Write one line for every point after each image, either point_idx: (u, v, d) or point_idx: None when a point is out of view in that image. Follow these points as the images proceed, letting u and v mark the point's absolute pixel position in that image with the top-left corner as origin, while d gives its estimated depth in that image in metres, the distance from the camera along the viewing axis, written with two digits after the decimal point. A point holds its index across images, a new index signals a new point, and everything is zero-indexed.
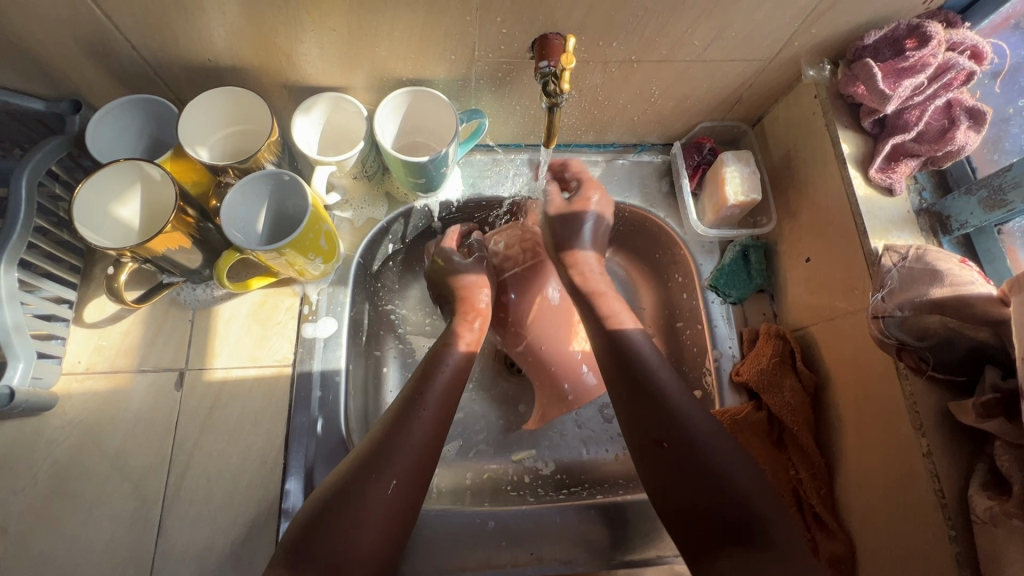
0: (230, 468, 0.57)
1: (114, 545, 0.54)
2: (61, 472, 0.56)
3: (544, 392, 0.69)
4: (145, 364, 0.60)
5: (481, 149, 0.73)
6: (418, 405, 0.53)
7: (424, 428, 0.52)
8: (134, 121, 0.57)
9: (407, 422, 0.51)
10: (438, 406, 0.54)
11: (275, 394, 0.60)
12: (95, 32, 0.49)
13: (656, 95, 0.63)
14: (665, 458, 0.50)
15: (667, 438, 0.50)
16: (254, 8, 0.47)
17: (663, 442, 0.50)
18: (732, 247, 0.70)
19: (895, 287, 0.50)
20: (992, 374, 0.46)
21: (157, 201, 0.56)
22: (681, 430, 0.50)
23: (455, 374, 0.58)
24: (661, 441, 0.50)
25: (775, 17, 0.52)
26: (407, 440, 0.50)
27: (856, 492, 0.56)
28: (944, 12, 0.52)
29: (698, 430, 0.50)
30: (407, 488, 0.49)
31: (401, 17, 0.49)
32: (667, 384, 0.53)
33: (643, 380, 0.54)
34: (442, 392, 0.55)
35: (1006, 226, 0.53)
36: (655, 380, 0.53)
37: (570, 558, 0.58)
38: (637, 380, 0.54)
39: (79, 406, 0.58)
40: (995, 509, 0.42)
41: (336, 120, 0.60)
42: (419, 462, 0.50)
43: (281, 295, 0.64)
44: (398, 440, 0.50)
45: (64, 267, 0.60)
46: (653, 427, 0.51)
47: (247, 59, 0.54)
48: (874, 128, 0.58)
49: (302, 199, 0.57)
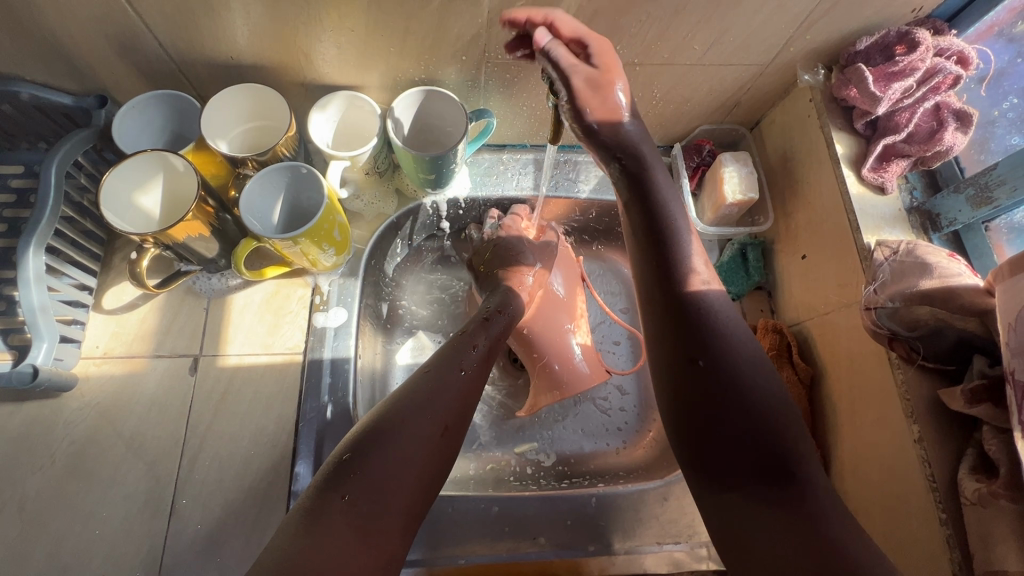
0: (242, 450, 0.59)
1: (129, 523, 0.55)
2: (78, 451, 0.57)
3: (536, 380, 0.68)
4: (161, 350, 0.62)
5: (488, 149, 0.75)
6: (452, 375, 0.52)
7: (460, 396, 0.51)
8: (157, 116, 0.60)
9: (444, 389, 0.51)
10: (476, 377, 0.54)
11: (285, 381, 0.62)
12: (126, 30, 0.52)
13: (658, 97, 0.66)
14: (697, 380, 0.44)
15: (704, 356, 0.44)
16: (277, 8, 0.50)
17: (697, 361, 0.44)
18: (731, 246, 0.73)
19: (887, 280, 0.52)
20: (980, 362, 0.47)
21: (179, 191, 0.58)
22: (724, 349, 0.44)
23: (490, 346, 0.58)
24: (695, 360, 0.44)
25: (772, 22, 0.55)
26: (425, 404, 0.49)
27: (851, 482, 0.57)
28: (931, 21, 0.55)
29: (742, 349, 0.44)
30: (447, 447, 0.48)
31: (416, 20, 0.52)
32: (715, 304, 0.46)
33: (686, 296, 0.46)
34: (478, 364, 0.55)
35: (993, 223, 0.55)
36: (700, 297, 0.47)
37: (572, 544, 0.60)
38: (688, 315, 0.46)
39: (97, 389, 0.60)
40: (983, 490, 0.44)
41: (350, 118, 0.63)
42: (455, 432, 0.50)
43: (293, 286, 0.66)
44: (435, 405, 0.49)
45: (86, 255, 0.63)
46: (691, 345, 0.45)
47: (267, 57, 0.57)
48: (866, 130, 0.61)
49: (318, 190, 0.59)
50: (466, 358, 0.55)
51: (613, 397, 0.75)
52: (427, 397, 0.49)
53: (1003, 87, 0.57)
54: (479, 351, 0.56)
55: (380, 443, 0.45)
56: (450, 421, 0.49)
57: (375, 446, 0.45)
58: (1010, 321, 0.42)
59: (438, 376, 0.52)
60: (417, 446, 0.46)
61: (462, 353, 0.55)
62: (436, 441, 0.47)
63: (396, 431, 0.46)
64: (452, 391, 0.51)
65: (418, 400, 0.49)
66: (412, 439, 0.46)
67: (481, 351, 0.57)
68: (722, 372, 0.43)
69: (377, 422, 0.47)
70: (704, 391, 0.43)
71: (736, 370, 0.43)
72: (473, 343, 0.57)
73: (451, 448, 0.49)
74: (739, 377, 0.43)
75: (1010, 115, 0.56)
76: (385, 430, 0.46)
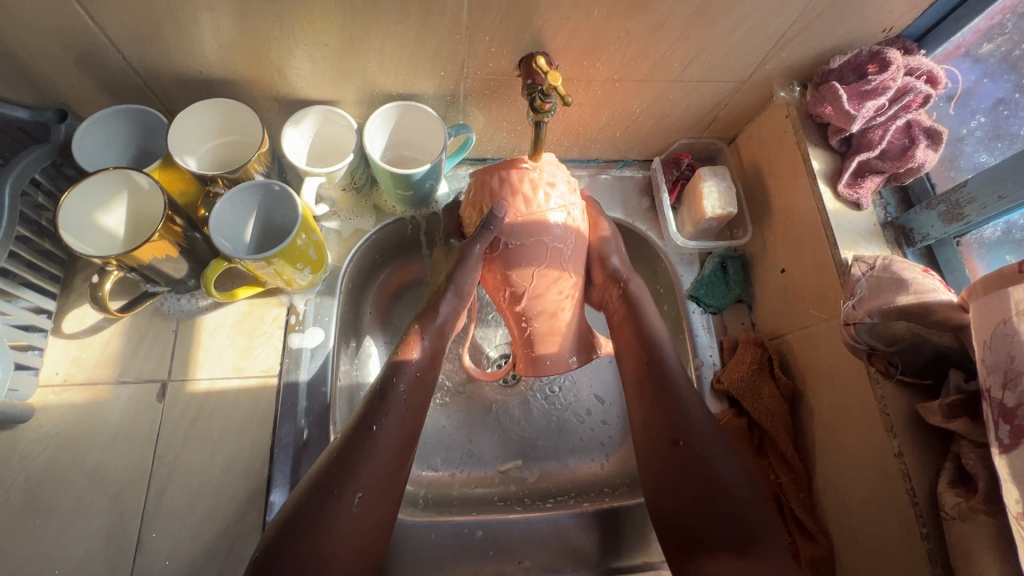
0: (213, 479, 0.56)
1: (90, 561, 0.52)
2: (35, 486, 0.54)
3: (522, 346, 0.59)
4: (126, 375, 0.59)
5: (467, 163, 0.75)
6: (364, 430, 0.49)
7: (390, 448, 0.50)
8: (121, 131, 0.57)
9: (366, 451, 0.48)
10: (415, 398, 0.54)
11: (260, 405, 0.59)
12: (87, 43, 0.49)
13: (637, 113, 0.66)
14: (678, 455, 0.51)
15: (683, 437, 0.51)
16: (246, 21, 0.48)
17: (678, 442, 0.51)
18: (711, 258, 0.72)
19: (865, 295, 0.52)
20: (956, 376, 0.48)
21: (145, 210, 0.56)
22: (687, 421, 0.52)
23: (419, 371, 0.55)
24: (677, 441, 0.51)
25: (748, 40, 0.55)
26: (355, 469, 0.47)
27: (833, 496, 0.57)
28: (901, 40, 0.57)
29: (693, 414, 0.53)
30: (373, 512, 0.47)
31: (392, 35, 0.51)
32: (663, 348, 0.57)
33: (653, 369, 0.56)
34: (399, 416, 0.51)
35: (964, 238, 0.56)
36: (674, 392, 0.54)
37: (558, 566, 0.59)
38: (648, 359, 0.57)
39: (56, 418, 0.57)
40: (962, 505, 0.45)
41: (326, 133, 0.62)
42: (376, 492, 0.48)
43: (268, 306, 0.64)
44: (356, 476, 0.47)
45: (43, 277, 0.60)
46: (674, 425, 0.52)
47: (237, 70, 0.55)
48: (841, 146, 0.62)
49: (292, 208, 0.57)
50: (392, 405, 0.52)
51: (593, 410, 0.74)
52: (351, 465, 0.47)
53: (970, 105, 0.58)
54: (405, 391, 0.53)
55: (308, 536, 0.44)
56: (375, 485, 0.48)
57: (295, 533, 0.44)
58: (984, 338, 0.43)
59: (361, 434, 0.49)
60: (352, 528, 0.46)
61: (385, 401, 0.52)
62: (352, 538, 0.46)
63: (323, 524, 0.44)
64: (381, 452, 0.49)
65: (336, 470, 0.47)
66: (339, 519, 0.45)
67: (422, 356, 0.56)
68: (694, 458, 0.50)
69: (296, 509, 0.45)
70: (685, 480, 0.50)
71: (731, 491, 0.48)
72: (398, 382, 0.53)
73: (378, 506, 0.48)
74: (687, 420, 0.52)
75: (978, 133, 0.58)
76: (310, 511, 0.45)
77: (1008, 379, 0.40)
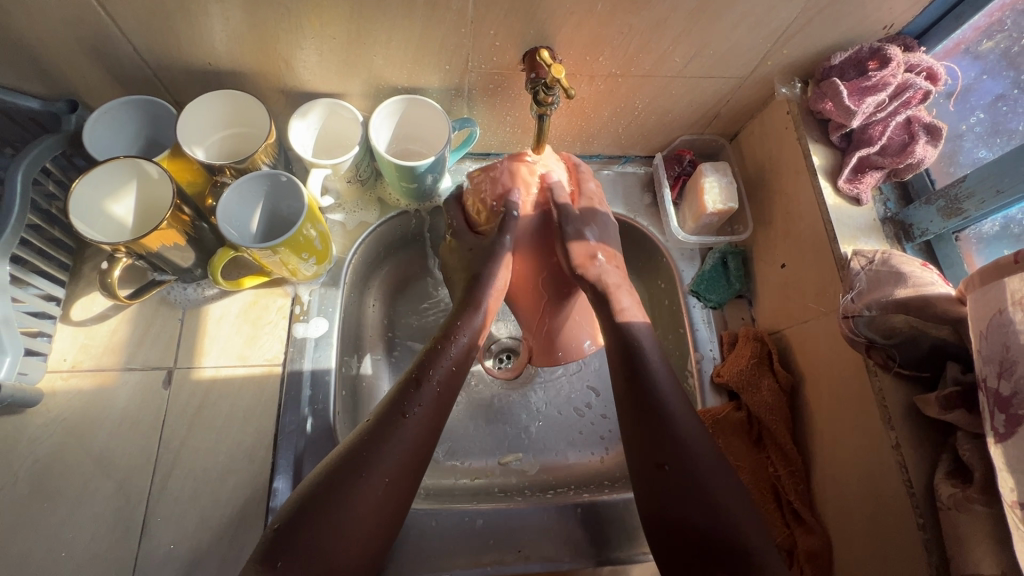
0: (217, 464, 0.57)
1: (95, 544, 0.53)
2: (42, 470, 0.55)
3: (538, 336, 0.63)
4: (133, 362, 0.60)
5: (471, 157, 0.75)
6: (395, 418, 0.49)
7: (421, 434, 0.50)
8: (131, 122, 0.58)
9: (393, 439, 0.48)
10: (450, 383, 0.53)
11: (264, 393, 0.60)
12: (98, 33, 0.50)
13: (640, 108, 0.67)
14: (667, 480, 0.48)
15: (670, 461, 0.48)
16: (254, 13, 0.49)
17: (664, 465, 0.48)
18: (711, 254, 0.73)
19: (864, 288, 0.53)
20: (953, 369, 0.48)
21: (154, 199, 0.57)
22: (682, 451, 0.49)
23: (459, 359, 0.55)
24: (662, 465, 0.48)
25: (750, 35, 0.56)
26: (376, 461, 0.47)
27: (830, 488, 0.58)
28: (901, 37, 0.57)
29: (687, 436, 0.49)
30: (395, 500, 0.47)
31: (398, 28, 0.52)
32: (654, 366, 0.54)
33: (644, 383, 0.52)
34: (433, 400, 0.51)
35: (963, 233, 0.56)
36: (654, 400, 0.51)
37: (557, 555, 0.59)
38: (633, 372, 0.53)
39: (64, 403, 0.58)
40: (958, 495, 0.45)
41: (332, 126, 0.62)
42: (399, 483, 0.48)
43: (273, 296, 0.65)
44: (380, 459, 0.47)
45: (53, 265, 0.61)
46: (658, 450, 0.49)
47: (245, 62, 0.55)
48: (842, 142, 0.62)
49: (299, 199, 0.58)
50: (424, 391, 0.51)
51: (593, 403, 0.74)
52: (374, 452, 0.47)
53: (970, 102, 0.59)
54: (439, 382, 0.52)
55: (321, 516, 0.43)
56: (399, 475, 0.48)
57: (313, 513, 0.44)
58: (981, 330, 0.43)
59: (388, 422, 0.49)
60: (374, 512, 0.46)
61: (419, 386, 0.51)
62: (371, 527, 0.45)
63: (337, 509, 0.44)
64: (406, 440, 0.49)
65: (361, 455, 0.47)
66: (363, 501, 0.45)
67: (461, 348, 0.55)
68: (682, 485, 0.47)
69: (308, 497, 0.45)
70: (677, 525, 0.47)
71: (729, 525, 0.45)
72: (433, 367, 0.53)
73: (402, 494, 0.48)
74: (680, 441, 0.49)
75: (978, 130, 0.58)
76: (332, 493, 0.44)
77: (1003, 369, 0.41)
